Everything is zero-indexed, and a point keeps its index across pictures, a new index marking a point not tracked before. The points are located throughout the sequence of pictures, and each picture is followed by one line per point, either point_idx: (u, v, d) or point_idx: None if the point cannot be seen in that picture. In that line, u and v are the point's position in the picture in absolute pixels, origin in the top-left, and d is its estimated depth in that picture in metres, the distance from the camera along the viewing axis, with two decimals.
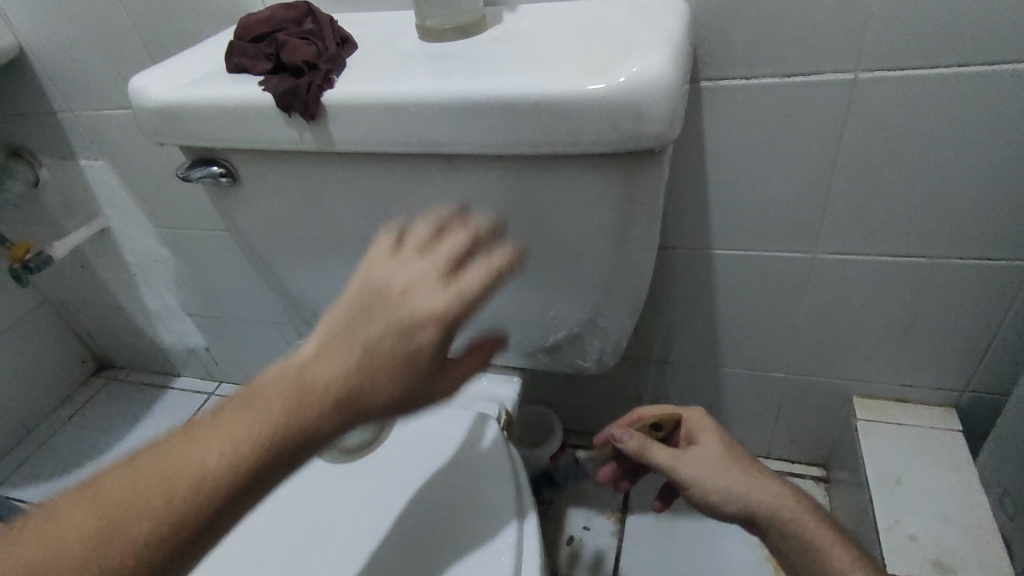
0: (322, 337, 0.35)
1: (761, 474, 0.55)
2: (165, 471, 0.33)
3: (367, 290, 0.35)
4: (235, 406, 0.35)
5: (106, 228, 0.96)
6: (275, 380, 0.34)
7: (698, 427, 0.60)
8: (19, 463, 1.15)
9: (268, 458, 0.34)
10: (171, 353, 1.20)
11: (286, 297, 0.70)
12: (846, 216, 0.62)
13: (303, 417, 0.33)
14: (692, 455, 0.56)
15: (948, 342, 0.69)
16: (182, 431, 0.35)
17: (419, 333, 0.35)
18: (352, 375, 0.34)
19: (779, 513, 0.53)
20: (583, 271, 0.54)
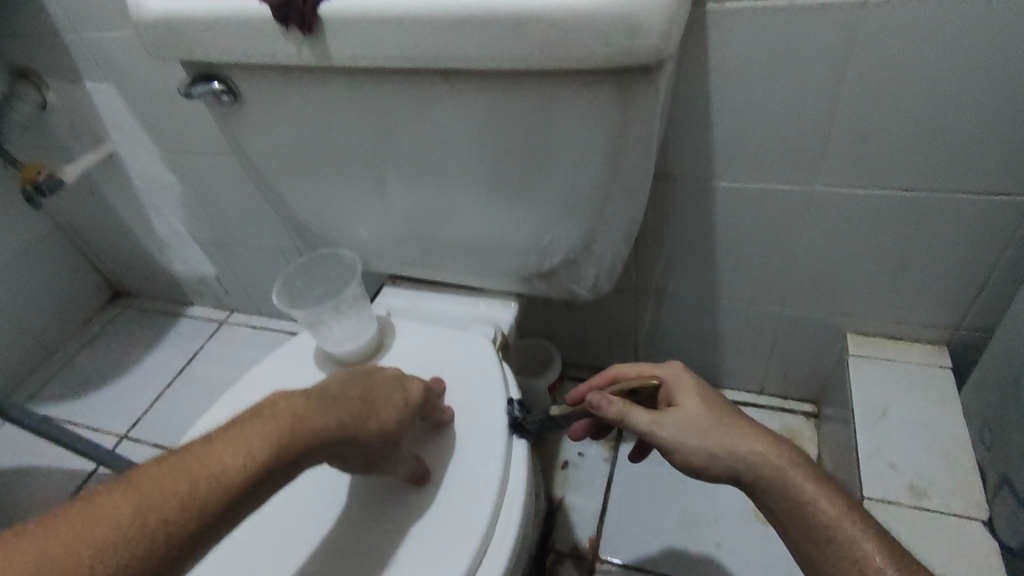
0: (338, 382, 0.49)
1: (746, 430, 0.47)
2: (201, 459, 0.40)
3: (368, 368, 0.52)
4: (256, 417, 0.43)
5: (114, 154, 0.97)
6: (300, 400, 0.45)
7: (674, 380, 0.51)
8: (43, 381, 1.20)
9: (284, 453, 0.42)
10: (182, 281, 1.23)
11: (290, 220, 0.71)
12: (849, 148, 0.62)
13: (322, 424, 0.44)
14: (670, 420, 0.48)
15: (943, 279, 0.69)
16: (206, 438, 0.41)
17: (407, 387, 0.51)
18: (355, 404, 0.47)
19: (770, 476, 0.46)
20: (579, 194, 0.55)
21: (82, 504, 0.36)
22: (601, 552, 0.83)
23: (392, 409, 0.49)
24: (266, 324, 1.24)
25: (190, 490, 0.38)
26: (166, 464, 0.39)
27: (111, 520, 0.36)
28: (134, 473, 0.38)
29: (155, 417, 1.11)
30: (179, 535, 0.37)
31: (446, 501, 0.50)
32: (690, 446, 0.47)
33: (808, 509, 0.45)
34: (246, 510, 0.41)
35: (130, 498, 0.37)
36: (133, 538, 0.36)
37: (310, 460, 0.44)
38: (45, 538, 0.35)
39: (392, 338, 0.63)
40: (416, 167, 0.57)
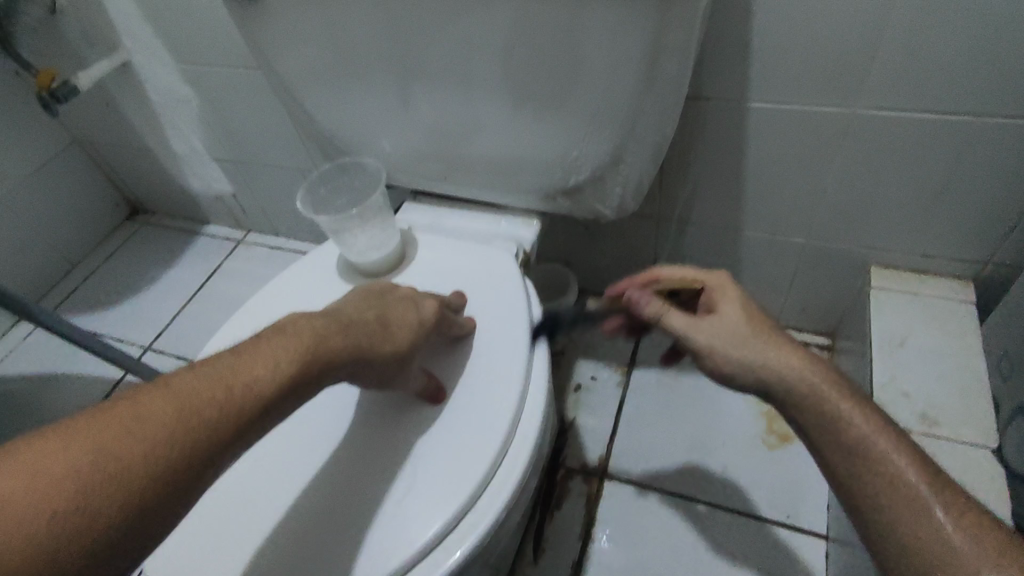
0: (353, 304, 0.48)
1: (784, 345, 0.47)
2: (230, 368, 0.38)
3: (382, 289, 0.51)
4: (278, 332, 0.42)
5: (128, 62, 0.95)
6: (321, 319, 0.44)
7: (719, 291, 0.51)
8: (68, 294, 1.23)
9: (311, 366, 0.41)
10: (200, 199, 1.23)
11: (310, 131, 0.70)
12: (896, 67, 0.58)
13: (345, 341, 0.43)
14: (708, 325, 0.49)
15: (978, 211, 0.67)
16: (229, 351, 0.40)
17: (422, 307, 0.49)
18: (374, 322, 0.46)
19: (801, 389, 0.45)
20: (609, 105, 0.53)
21: (107, 407, 0.35)
22: (610, 470, 0.86)
23: (411, 330, 0.48)
24: (283, 245, 1.24)
25: (222, 396, 0.37)
26: (193, 371, 0.37)
27: (143, 422, 0.34)
28: (157, 382, 0.36)
29: (177, 331, 1.14)
30: (210, 441, 0.35)
31: (467, 408, 0.51)
32: (722, 352, 0.48)
33: (839, 424, 0.44)
34: (272, 423, 0.39)
35: (159, 401, 0.35)
36: (167, 441, 0.34)
37: (334, 375, 0.43)
38: (70, 437, 0.33)
39: (414, 250, 0.63)
40: (440, 73, 0.55)
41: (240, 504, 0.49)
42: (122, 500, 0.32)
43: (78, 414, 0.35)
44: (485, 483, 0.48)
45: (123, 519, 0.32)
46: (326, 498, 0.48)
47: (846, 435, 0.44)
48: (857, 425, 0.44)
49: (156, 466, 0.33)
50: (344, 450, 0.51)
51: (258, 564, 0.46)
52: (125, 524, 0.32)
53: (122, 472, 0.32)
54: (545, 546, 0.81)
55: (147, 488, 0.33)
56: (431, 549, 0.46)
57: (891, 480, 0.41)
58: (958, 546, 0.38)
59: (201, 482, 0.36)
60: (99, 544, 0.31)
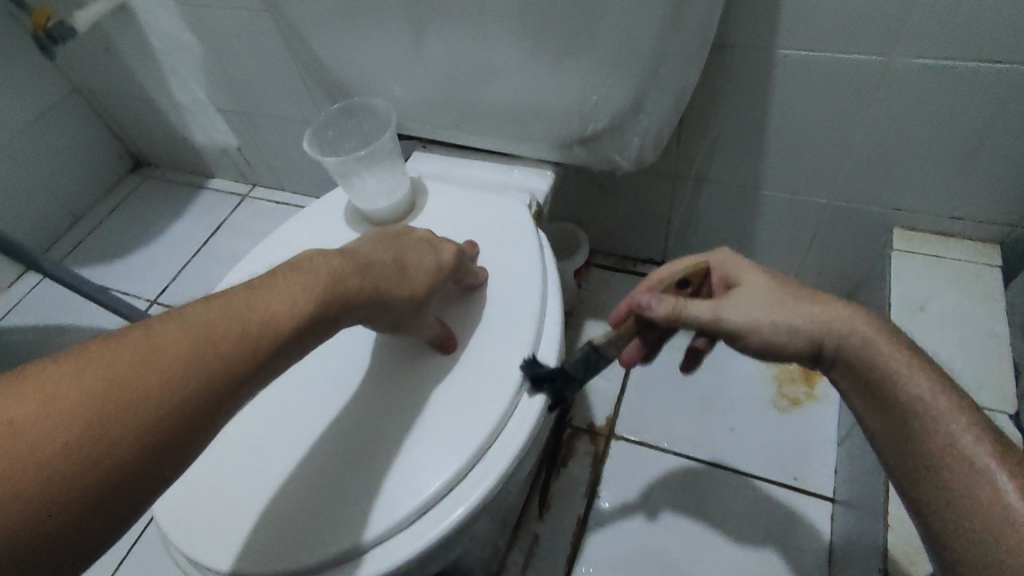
0: (370, 244, 0.45)
1: (823, 299, 0.46)
2: (244, 303, 0.36)
3: (399, 230, 0.48)
4: (293, 269, 0.39)
5: (126, 4, 0.91)
6: (339, 256, 0.42)
7: (730, 268, 0.51)
8: (73, 246, 1.21)
9: (329, 305, 0.38)
10: (204, 152, 1.20)
11: (318, 75, 0.67)
12: (937, 12, 0.55)
13: (363, 282, 0.41)
14: (741, 298, 0.47)
15: (1012, 169, 0.64)
16: (244, 286, 0.37)
17: (441, 251, 0.47)
18: (391, 264, 0.44)
19: (852, 343, 0.44)
20: (633, 45, 0.50)
21: (120, 337, 0.33)
22: (617, 429, 0.86)
23: (429, 273, 0.45)
24: (288, 200, 1.22)
25: (238, 331, 0.35)
26: (208, 304, 0.35)
27: (156, 354, 0.32)
28: (170, 315, 0.34)
29: (182, 285, 1.13)
30: (226, 377, 0.34)
31: (477, 359, 0.50)
32: (762, 322, 0.46)
33: (894, 379, 0.42)
34: (289, 362, 0.37)
35: (173, 333, 0.33)
36: (181, 374, 0.32)
37: (351, 316, 0.41)
38: (82, 365, 0.31)
39: (425, 200, 0.61)
40: (453, 8, 0.52)
41: (247, 450, 0.48)
42: (135, 433, 0.31)
43: (90, 343, 0.33)
44: (495, 434, 0.47)
45: (137, 452, 0.31)
46: (333, 446, 0.47)
47: (902, 391, 0.41)
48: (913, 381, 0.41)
49: (172, 402, 0.32)
50: (353, 399, 0.50)
51: (264, 510, 0.45)
52: (139, 458, 0.31)
53: (135, 404, 0.31)
54: (550, 503, 0.82)
55: (161, 422, 0.31)
56: (439, 499, 0.45)
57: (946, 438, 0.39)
58: (1016, 506, 0.34)
59: (217, 419, 0.34)
60: (114, 477, 0.30)
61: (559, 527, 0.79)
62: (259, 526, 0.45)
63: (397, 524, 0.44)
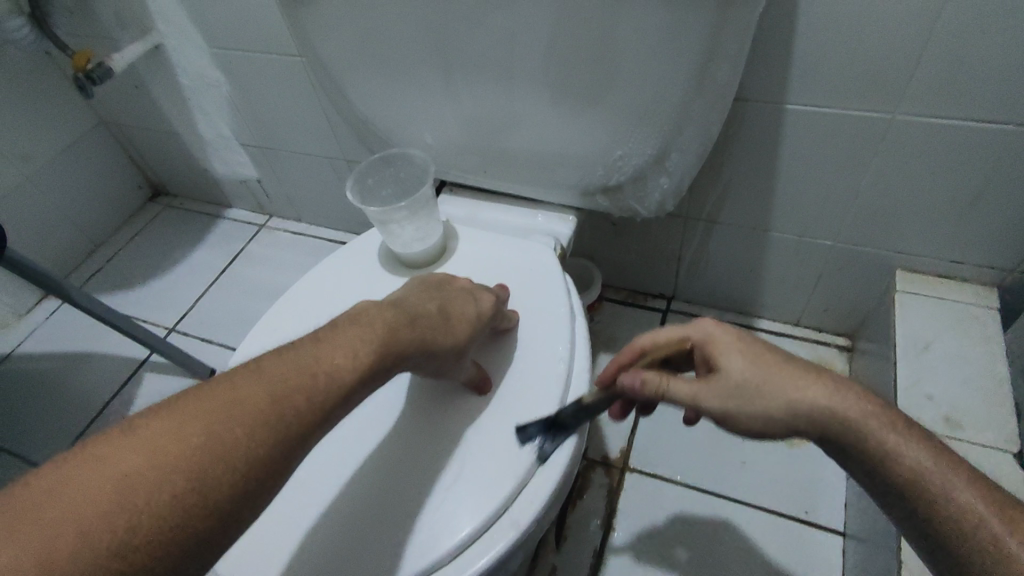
0: (416, 294, 0.49)
1: (800, 379, 0.42)
2: (313, 357, 0.40)
3: (441, 280, 0.52)
4: (350, 324, 0.43)
5: (161, 46, 0.95)
6: (390, 309, 0.46)
7: (713, 341, 0.46)
8: (92, 274, 1.24)
9: (384, 358, 0.42)
10: (223, 183, 1.24)
11: (351, 121, 0.70)
12: (938, 76, 0.59)
13: (414, 334, 0.45)
14: (719, 385, 0.43)
15: (1009, 219, 0.68)
16: (310, 339, 0.41)
17: (481, 300, 0.50)
18: (436, 313, 0.47)
19: (836, 429, 0.41)
20: (660, 107, 0.53)
21: (211, 388, 0.37)
22: (631, 463, 0.88)
23: (471, 322, 0.49)
24: (304, 231, 1.25)
25: (309, 384, 0.38)
26: (281, 358, 0.39)
27: (241, 407, 0.36)
28: (251, 367, 0.38)
29: (201, 313, 1.15)
30: (300, 426, 0.37)
31: (511, 399, 0.52)
32: (741, 413, 0.43)
33: (887, 464, 0.40)
34: (351, 408, 0.41)
35: (254, 387, 0.37)
36: (262, 426, 0.36)
37: (402, 366, 0.45)
38: (182, 419, 0.35)
39: (455, 242, 0.64)
40: (488, 68, 0.56)
41: (290, 486, 0.50)
42: (228, 481, 0.34)
43: (185, 392, 0.37)
44: (530, 471, 0.49)
45: (226, 501, 0.34)
46: (374, 484, 0.50)
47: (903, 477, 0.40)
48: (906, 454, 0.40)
49: (256, 448, 0.35)
50: (391, 436, 0.52)
51: (309, 545, 0.47)
52: (230, 502, 0.34)
53: (227, 455, 0.34)
54: (567, 534, 0.83)
55: (249, 468, 0.35)
56: (479, 535, 0.47)
57: (950, 511, 0.38)
58: None
59: (292, 464, 0.37)
60: (208, 523, 0.33)
61: (575, 559, 0.81)
62: (306, 559, 0.47)
63: (440, 559, 0.46)
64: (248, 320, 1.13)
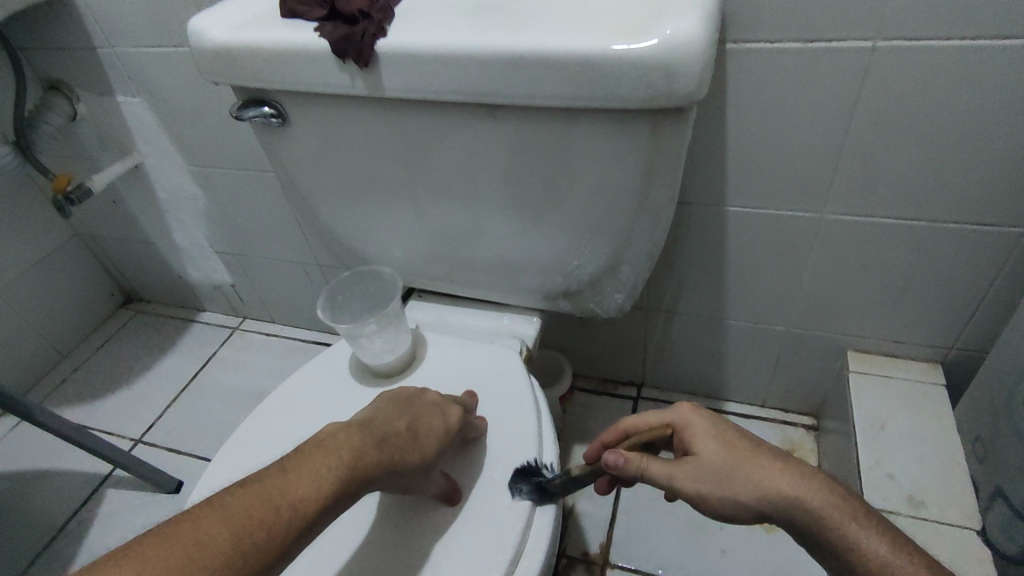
0: (385, 412, 0.51)
1: (769, 469, 0.45)
2: (279, 488, 0.42)
3: (411, 394, 0.54)
4: (317, 451, 0.45)
5: (140, 164, 1.00)
6: (359, 432, 0.48)
7: (689, 428, 0.48)
8: (57, 385, 1.22)
9: (348, 484, 0.44)
10: (197, 289, 1.25)
11: (322, 235, 0.74)
12: (854, 181, 0.66)
13: (381, 456, 0.47)
14: (693, 470, 0.45)
15: (940, 301, 0.73)
16: (278, 468, 0.43)
17: (448, 415, 0.52)
18: (403, 434, 0.49)
19: (802, 513, 0.43)
20: (608, 220, 0.58)
21: (178, 527, 0.38)
22: (611, 559, 0.87)
23: (439, 439, 0.51)
24: (277, 331, 1.26)
25: (272, 518, 0.40)
26: (248, 491, 0.41)
27: (204, 548, 0.38)
28: (218, 502, 0.40)
29: (169, 422, 1.13)
30: (259, 564, 0.39)
31: (480, 509, 0.53)
32: (714, 495, 0.45)
33: (852, 548, 0.43)
34: (312, 536, 0.43)
35: (218, 527, 0.39)
36: (224, 564, 0.38)
37: (367, 487, 0.46)
38: (149, 562, 0.36)
39: (425, 351, 0.66)
40: (451, 189, 0.60)
41: None
42: None
43: (154, 531, 0.38)
44: None
45: None
46: None
47: (863, 557, 0.43)
48: (868, 540, 0.43)
49: None
50: (363, 554, 0.52)
51: None
52: None
53: None
54: None
55: None
56: None
57: None
58: None
59: None
60: None
61: None
62: None
63: None
64: (220, 426, 1.11)
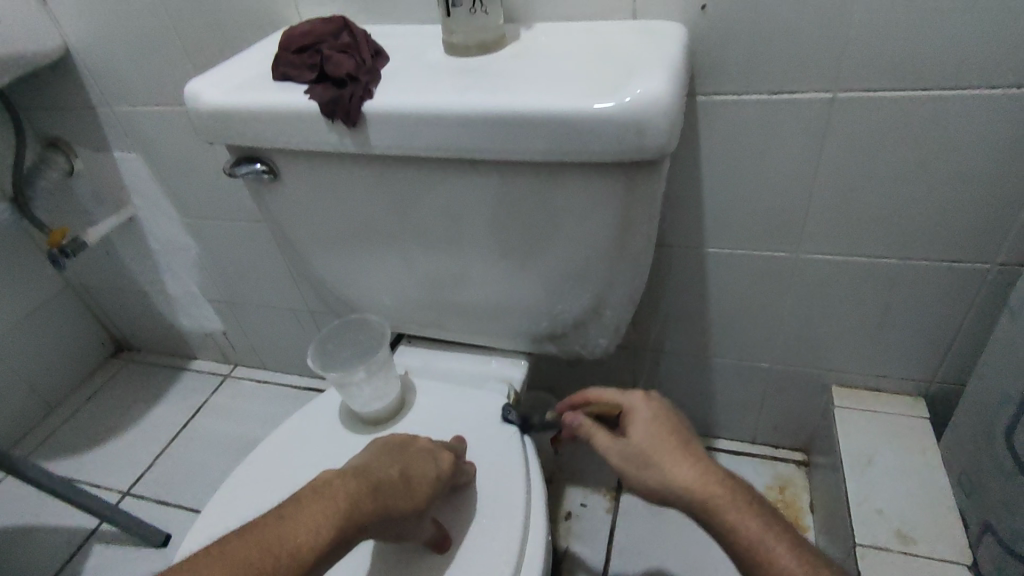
0: (381, 457, 0.52)
1: (679, 462, 0.51)
2: (275, 537, 0.44)
3: (407, 438, 0.55)
4: (313, 498, 0.46)
5: (134, 216, 1.02)
6: (355, 478, 0.49)
7: (632, 412, 0.55)
8: (44, 438, 1.20)
9: (342, 532, 0.45)
10: (188, 337, 1.26)
11: (312, 284, 0.75)
12: (825, 222, 0.69)
13: (375, 503, 0.48)
14: (620, 448, 0.54)
15: (917, 335, 0.75)
16: (275, 517, 0.45)
17: (442, 459, 0.53)
18: (397, 478, 0.50)
19: (700, 504, 0.50)
20: (588, 264, 0.59)
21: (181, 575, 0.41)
22: None
23: (432, 484, 0.51)
24: (269, 378, 1.26)
25: (267, 567, 0.42)
26: (246, 540, 0.43)
27: None
28: (218, 550, 0.42)
29: (158, 474, 1.11)
30: None
31: (469, 555, 0.53)
32: (629, 471, 0.53)
33: (734, 539, 0.49)
34: None
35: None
36: None
37: (363, 533, 0.48)
38: None
39: (414, 397, 0.67)
40: (437, 238, 0.62)
41: None
42: None
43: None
44: None
45: None
46: None
47: (745, 548, 0.49)
48: (751, 535, 0.49)
49: None
50: None
51: None
52: None
53: None
54: None
55: None
56: None
57: None
58: None
59: None
60: None
61: None
62: None
63: None
64: (209, 476, 1.10)
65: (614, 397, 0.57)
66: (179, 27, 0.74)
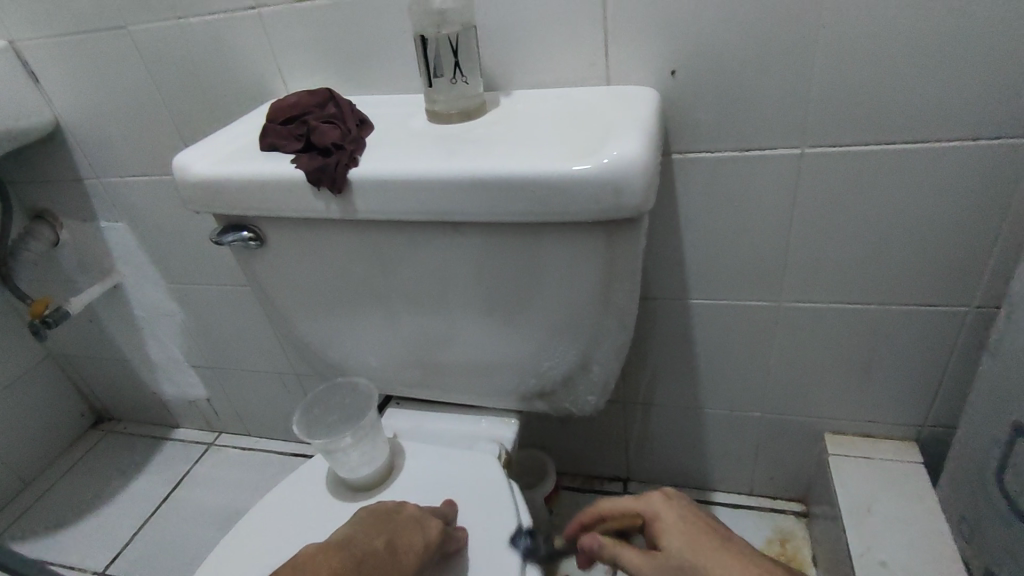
0: (367, 528, 0.52)
1: (726, 563, 0.50)
2: None
3: (394, 507, 0.54)
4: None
5: (119, 284, 1.02)
6: (337, 555, 0.49)
7: (658, 519, 0.54)
8: (16, 517, 1.15)
9: None
10: (171, 405, 1.23)
11: (298, 348, 0.75)
12: (804, 271, 0.70)
13: None
14: (660, 564, 0.51)
15: (904, 379, 0.76)
16: None
17: (427, 529, 0.51)
18: (380, 552, 0.50)
19: None
20: (575, 320, 0.60)
21: None
22: None
23: (417, 556, 0.50)
24: (254, 445, 1.23)
25: None
26: None
27: None
28: None
29: (136, 551, 1.06)
30: None
31: None
32: None
33: None
34: None
35: None
36: None
37: None
38: None
39: (403, 460, 0.65)
40: (423, 299, 0.63)
41: None
42: None
43: None
44: None
45: None
46: None
47: None
48: None
49: None
50: None
51: None
52: None
53: None
54: None
55: None
56: None
57: None
58: None
59: None
60: None
61: None
62: None
63: None
64: (189, 552, 1.05)
65: (633, 506, 0.56)
66: (169, 101, 0.77)
